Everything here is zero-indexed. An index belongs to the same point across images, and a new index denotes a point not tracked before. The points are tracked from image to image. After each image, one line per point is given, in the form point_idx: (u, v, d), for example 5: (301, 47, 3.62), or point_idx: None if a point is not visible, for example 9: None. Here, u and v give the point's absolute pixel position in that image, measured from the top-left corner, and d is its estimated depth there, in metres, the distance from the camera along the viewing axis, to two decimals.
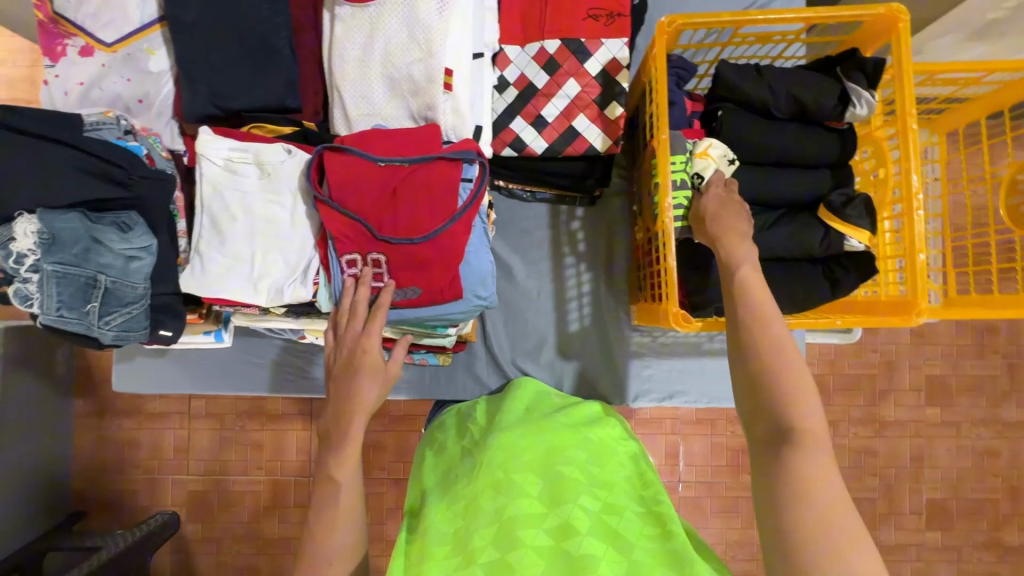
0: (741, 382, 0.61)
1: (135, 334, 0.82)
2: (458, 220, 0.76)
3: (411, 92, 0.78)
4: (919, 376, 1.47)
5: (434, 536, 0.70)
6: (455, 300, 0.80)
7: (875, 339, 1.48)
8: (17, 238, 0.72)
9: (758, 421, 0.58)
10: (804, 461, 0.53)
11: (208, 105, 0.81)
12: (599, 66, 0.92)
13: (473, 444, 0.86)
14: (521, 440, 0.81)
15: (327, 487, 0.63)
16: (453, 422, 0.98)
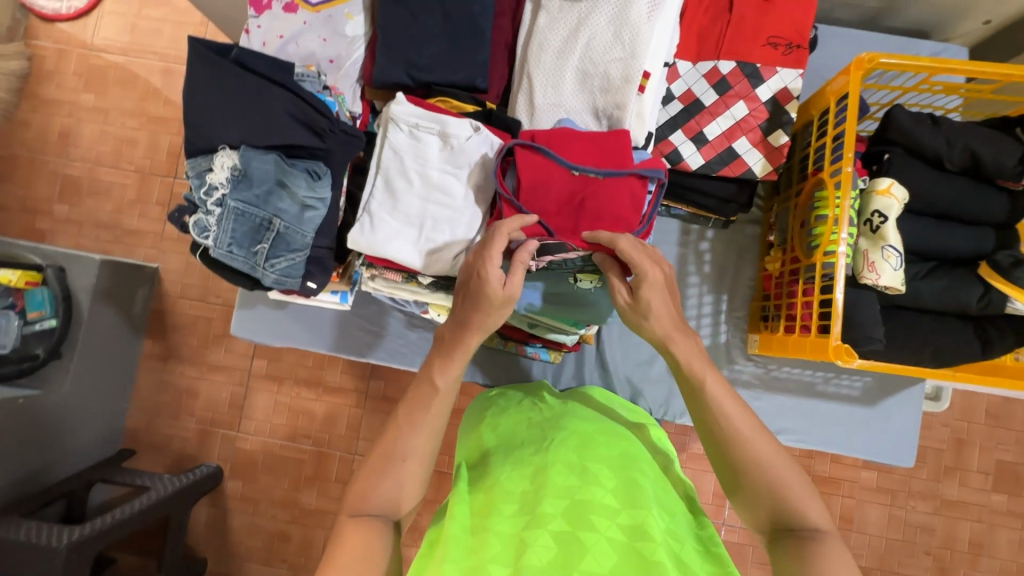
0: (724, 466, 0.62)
1: (291, 281, 0.84)
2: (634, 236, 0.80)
3: (602, 89, 0.80)
4: (989, 460, 1.43)
5: (500, 496, 0.68)
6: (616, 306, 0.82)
7: (946, 414, 1.45)
8: (214, 170, 0.77)
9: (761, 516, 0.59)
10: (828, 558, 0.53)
11: (402, 75, 0.84)
12: (770, 92, 0.93)
13: (545, 421, 0.84)
14: (592, 435, 0.78)
15: (425, 390, 0.67)
16: (522, 394, 0.96)
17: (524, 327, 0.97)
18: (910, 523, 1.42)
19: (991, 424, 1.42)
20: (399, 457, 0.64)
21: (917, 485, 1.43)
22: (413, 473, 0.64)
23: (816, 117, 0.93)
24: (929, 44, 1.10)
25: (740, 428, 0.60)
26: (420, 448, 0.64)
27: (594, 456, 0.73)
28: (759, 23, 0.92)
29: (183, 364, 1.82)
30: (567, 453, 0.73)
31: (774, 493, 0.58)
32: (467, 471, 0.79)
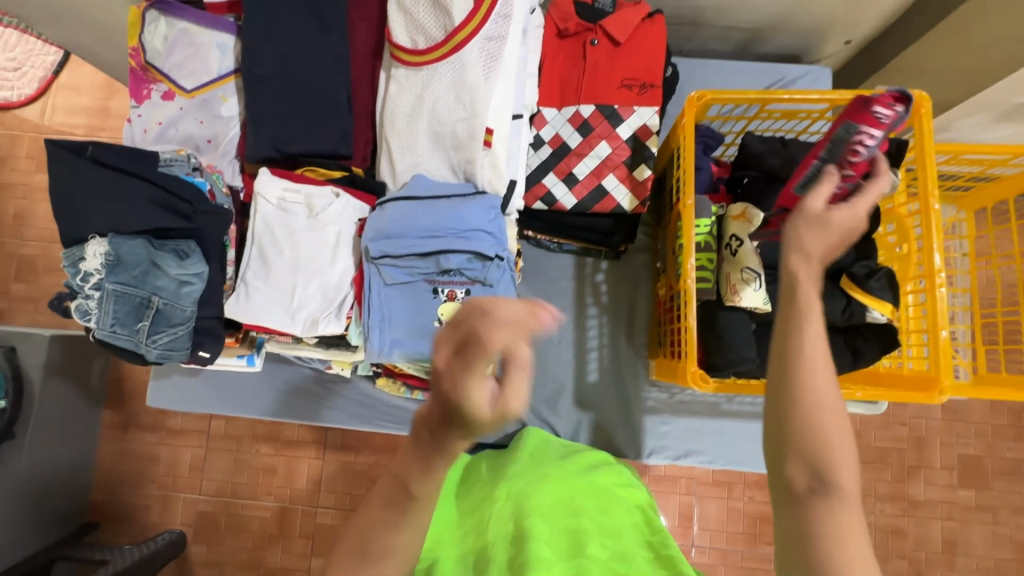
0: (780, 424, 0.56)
1: (177, 354, 0.87)
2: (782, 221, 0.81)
3: (453, 146, 0.85)
4: (951, 455, 1.37)
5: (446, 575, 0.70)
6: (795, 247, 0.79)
7: (902, 411, 1.39)
8: (87, 258, 0.80)
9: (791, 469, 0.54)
10: (843, 520, 0.51)
11: (270, 148, 0.89)
12: (629, 131, 0.98)
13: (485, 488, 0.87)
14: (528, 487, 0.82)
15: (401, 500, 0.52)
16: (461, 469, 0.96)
17: (418, 374, 1.00)
18: (880, 529, 1.36)
19: (946, 419, 1.37)
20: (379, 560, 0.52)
21: (881, 487, 1.37)
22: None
23: (674, 150, 0.97)
24: (794, 66, 1.17)
25: (814, 358, 0.55)
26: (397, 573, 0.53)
27: (532, 512, 0.77)
28: (612, 67, 0.98)
29: (142, 431, 1.84)
30: (510, 521, 0.77)
31: (818, 434, 0.53)
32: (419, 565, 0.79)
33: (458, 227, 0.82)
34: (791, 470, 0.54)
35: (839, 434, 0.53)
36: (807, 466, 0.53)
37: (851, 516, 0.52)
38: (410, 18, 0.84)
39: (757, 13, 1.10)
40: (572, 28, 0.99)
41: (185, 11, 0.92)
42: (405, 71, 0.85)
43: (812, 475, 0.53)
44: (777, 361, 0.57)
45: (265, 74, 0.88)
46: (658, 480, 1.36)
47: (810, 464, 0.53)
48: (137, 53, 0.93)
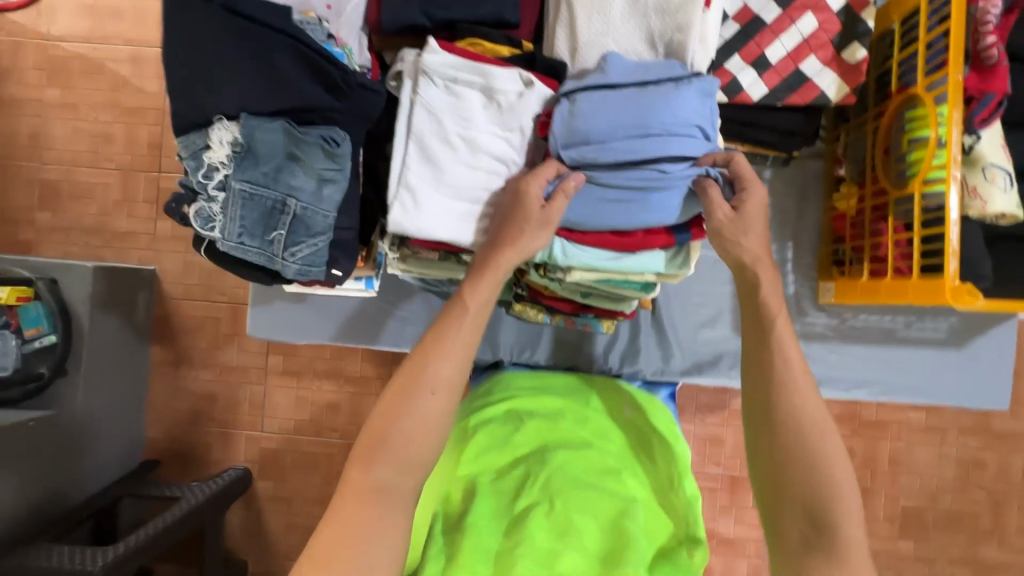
0: (792, 480, 0.58)
1: (315, 271, 0.72)
2: (984, 88, 0.72)
3: (658, 9, 0.67)
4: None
5: (470, 546, 0.57)
6: (991, 99, 0.72)
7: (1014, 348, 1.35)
8: (213, 147, 0.66)
9: (791, 528, 0.57)
10: None
11: (418, 14, 0.70)
12: (842, 0, 0.80)
13: (542, 429, 0.75)
14: (587, 459, 0.69)
15: (456, 311, 0.65)
16: (506, 395, 0.83)
17: (574, 298, 0.87)
18: (961, 461, 1.37)
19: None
20: (429, 390, 0.61)
21: (968, 421, 1.37)
22: (439, 411, 0.61)
23: (897, 23, 0.80)
24: None
25: (798, 397, 0.60)
26: (445, 378, 0.62)
27: (592, 480, 0.66)
28: None
29: (195, 368, 1.72)
30: (541, 499, 0.63)
31: (813, 476, 0.57)
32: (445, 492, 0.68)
33: (670, 121, 0.66)
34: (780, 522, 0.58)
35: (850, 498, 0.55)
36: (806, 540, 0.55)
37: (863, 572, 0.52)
38: None
39: None
40: None
41: None
42: None
43: (808, 516, 0.56)
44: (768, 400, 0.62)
45: None
46: None
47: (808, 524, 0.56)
48: None
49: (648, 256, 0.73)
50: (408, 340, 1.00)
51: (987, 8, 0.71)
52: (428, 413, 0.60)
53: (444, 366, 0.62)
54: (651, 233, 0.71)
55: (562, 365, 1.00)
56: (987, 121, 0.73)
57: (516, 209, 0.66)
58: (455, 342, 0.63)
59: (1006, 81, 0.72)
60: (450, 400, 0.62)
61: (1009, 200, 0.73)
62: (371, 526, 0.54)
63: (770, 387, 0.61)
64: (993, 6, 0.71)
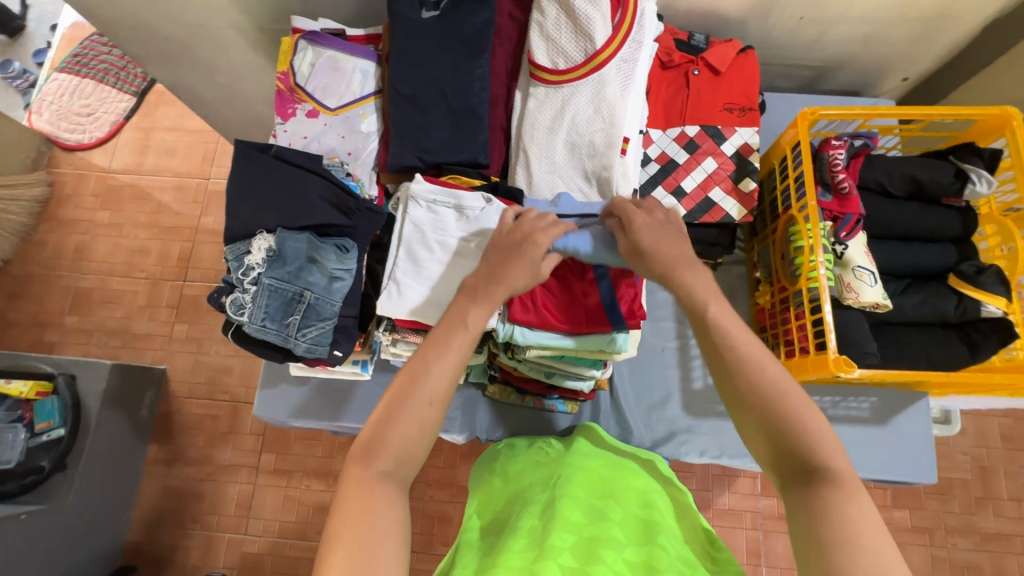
0: (762, 414, 0.62)
1: (321, 349, 0.89)
2: (843, 209, 0.96)
3: (589, 154, 0.92)
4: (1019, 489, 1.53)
5: (509, 535, 0.74)
6: (851, 217, 0.95)
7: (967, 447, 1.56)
8: (252, 252, 0.85)
9: (776, 457, 0.61)
10: (852, 506, 0.55)
11: (414, 158, 0.96)
12: (733, 148, 1.06)
13: (550, 465, 0.90)
14: (593, 479, 0.85)
15: (451, 327, 0.68)
16: (526, 443, 1.01)
17: (540, 377, 1.02)
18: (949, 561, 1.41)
19: None
20: (429, 401, 0.64)
21: None
22: (431, 420, 0.64)
23: (777, 164, 1.06)
24: (861, 100, 1.29)
25: (761, 371, 0.63)
26: (441, 390, 0.65)
27: (600, 497, 0.80)
28: (713, 94, 1.08)
29: (188, 465, 1.77)
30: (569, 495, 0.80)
31: (790, 435, 0.60)
32: (476, 520, 0.87)
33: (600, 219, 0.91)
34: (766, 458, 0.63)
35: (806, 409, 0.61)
36: (790, 460, 0.60)
37: (859, 502, 0.55)
38: (552, 42, 0.93)
39: (827, 52, 1.23)
40: (676, 59, 1.09)
41: (332, 40, 1.03)
42: (544, 88, 0.95)
43: (797, 465, 0.60)
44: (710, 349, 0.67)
45: (411, 93, 0.97)
46: (723, 514, 1.46)
47: (787, 448, 0.60)
48: (287, 77, 1.04)
49: (590, 337, 0.90)
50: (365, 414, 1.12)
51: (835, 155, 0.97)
52: (424, 418, 0.63)
53: (437, 378, 0.65)
54: (593, 323, 0.89)
55: None
56: (852, 233, 0.94)
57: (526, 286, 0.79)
58: (455, 350, 0.67)
59: (859, 204, 0.95)
60: (441, 411, 0.65)
61: (878, 293, 0.92)
62: (376, 519, 0.58)
63: (726, 356, 0.65)
64: (839, 152, 0.97)
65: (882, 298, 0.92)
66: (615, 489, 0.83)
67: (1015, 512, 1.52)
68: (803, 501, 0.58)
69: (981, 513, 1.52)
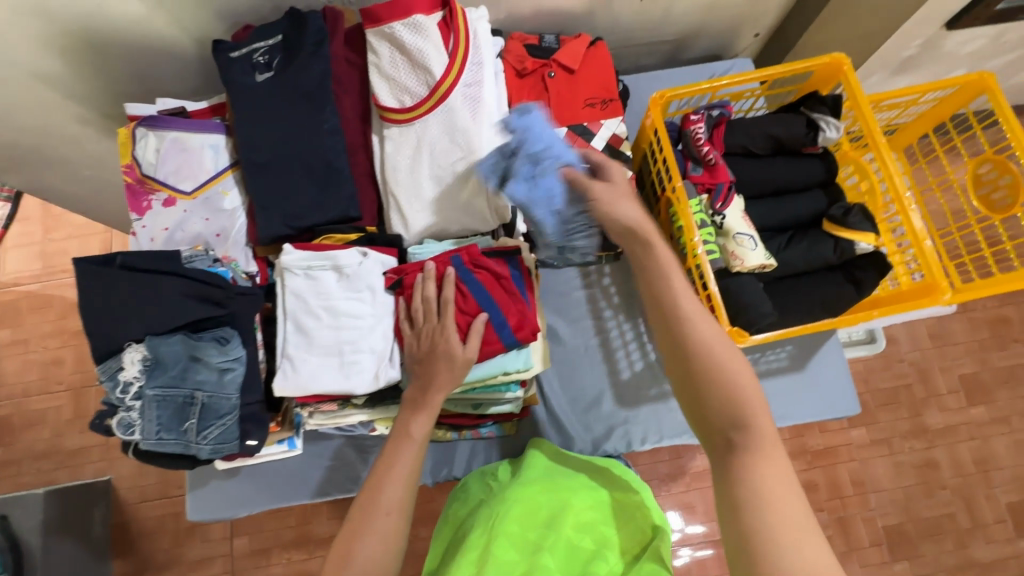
0: (701, 377, 0.62)
1: (228, 446, 0.85)
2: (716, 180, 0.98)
3: (456, 185, 0.91)
4: (954, 379, 1.63)
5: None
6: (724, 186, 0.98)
7: (901, 351, 1.65)
8: (125, 367, 0.81)
9: (710, 416, 0.62)
10: (763, 464, 0.58)
11: (283, 227, 0.93)
12: (603, 142, 1.07)
13: (492, 496, 0.92)
14: (530, 506, 0.87)
15: (402, 441, 0.78)
16: (477, 480, 1.01)
17: (467, 410, 1.01)
18: None
19: None
20: (384, 510, 0.71)
21: None
22: (393, 530, 0.71)
23: (647, 148, 1.08)
24: (720, 63, 1.32)
25: (720, 359, 0.63)
26: (396, 499, 0.73)
27: (536, 527, 0.85)
28: (572, 93, 1.09)
29: (160, 571, 1.65)
30: (506, 532, 0.83)
31: (722, 397, 0.61)
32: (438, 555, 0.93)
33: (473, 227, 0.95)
34: (706, 420, 0.62)
35: (744, 379, 0.62)
36: (721, 420, 0.61)
37: (772, 464, 0.58)
38: (393, 82, 0.91)
39: (679, 24, 1.26)
40: (529, 65, 1.10)
41: (174, 122, 0.97)
42: (397, 128, 0.93)
43: (728, 429, 0.61)
44: (659, 321, 0.67)
45: (264, 160, 0.93)
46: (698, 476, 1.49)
47: (724, 407, 0.61)
48: (133, 169, 0.98)
49: (494, 362, 0.90)
50: (304, 489, 1.10)
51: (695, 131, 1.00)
52: (388, 529, 0.71)
53: (392, 489, 0.73)
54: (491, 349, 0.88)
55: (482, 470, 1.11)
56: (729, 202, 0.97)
57: (434, 357, 0.83)
58: (401, 466, 0.76)
59: (727, 173, 0.98)
60: (400, 517, 0.73)
61: (761, 253, 0.95)
62: None
63: (672, 325, 0.65)
64: (700, 127, 0.99)
65: (767, 258, 0.95)
66: (559, 510, 0.86)
67: (956, 402, 1.62)
68: (723, 463, 0.60)
69: (928, 411, 1.61)
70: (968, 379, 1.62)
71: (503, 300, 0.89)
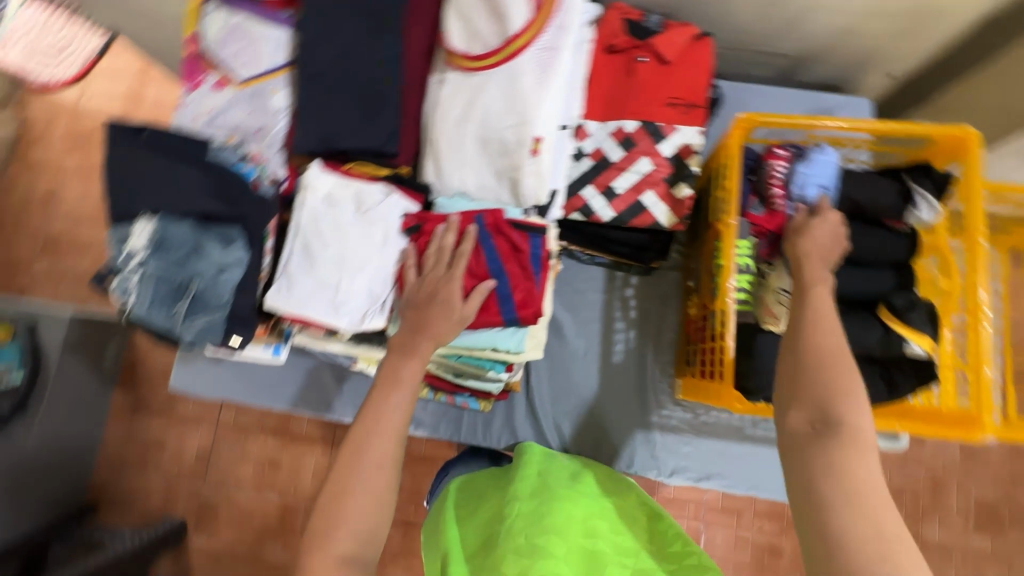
0: (807, 377, 0.62)
1: (210, 339, 0.87)
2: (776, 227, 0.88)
3: (499, 152, 0.85)
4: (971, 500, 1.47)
5: None
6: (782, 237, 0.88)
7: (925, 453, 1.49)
8: (134, 236, 0.82)
9: (799, 411, 0.61)
10: (849, 462, 0.56)
11: (318, 144, 0.90)
12: (672, 148, 0.98)
13: (492, 518, 0.80)
14: (535, 511, 0.78)
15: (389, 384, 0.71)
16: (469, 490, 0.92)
17: (445, 376, 0.99)
18: None
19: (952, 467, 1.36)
20: (377, 469, 0.64)
21: None
22: (382, 490, 0.64)
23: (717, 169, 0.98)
24: (834, 96, 1.17)
25: (836, 368, 0.61)
26: (386, 453, 0.65)
27: (546, 532, 0.74)
28: (658, 86, 0.98)
29: (151, 415, 1.74)
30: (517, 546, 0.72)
31: (826, 399, 0.60)
32: None
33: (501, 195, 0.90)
34: (793, 413, 0.61)
35: (849, 390, 0.60)
36: (815, 418, 0.60)
37: (860, 465, 0.56)
38: (468, 25, 0.85)
39: (802, 41, 1.11)
40: (621, 44, 1.00)
41: (246, 6, 0.96)
42: (458, 75, 0.87)
43: (818, 420, 0.59)
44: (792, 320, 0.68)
45: (318, 71, 0.90)
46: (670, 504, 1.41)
47: (814, 407, 0.60)
48: (195, 42, 0.97)
49: (486, 334, 0.86)
50: (276, 397, 1.14)
51: (775, 166, 0.89)
52: (377, 486, 0.64)
53: (381, 444, 0.66)
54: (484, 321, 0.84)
55: (447, 436, 1.11)
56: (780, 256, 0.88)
57: (430, 304, 0.78)
58: (395, 413, 0.69)
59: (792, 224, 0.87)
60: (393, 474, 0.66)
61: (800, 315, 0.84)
62: None
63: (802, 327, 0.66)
64: (780, 164, 0.88)
65: None
66: (567, 509, 0.80)
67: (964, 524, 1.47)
68: (798, 458, 0.59)
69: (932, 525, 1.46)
70: (986, 506, 1.46)
71: (514, 273, 0.84)
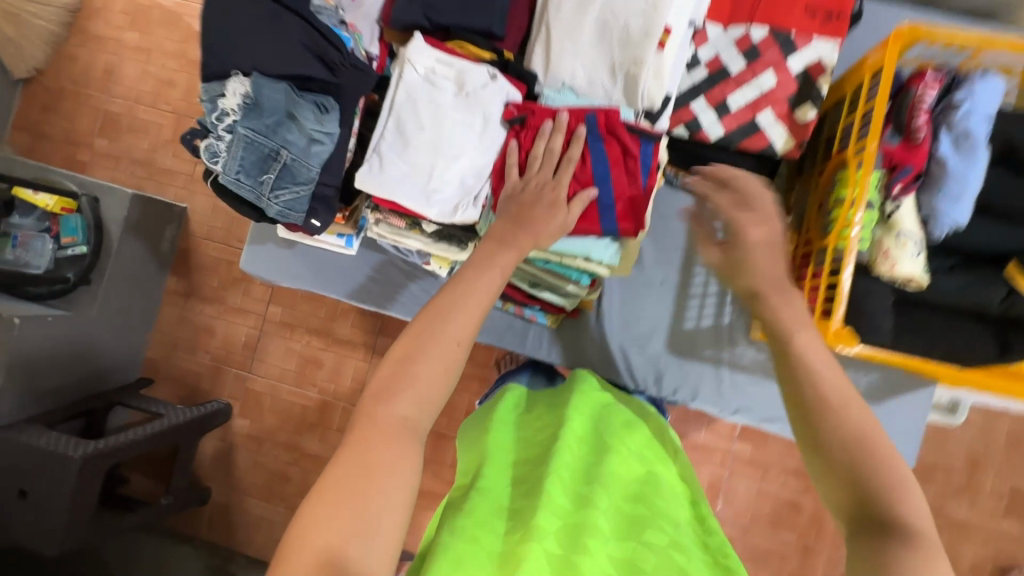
0: (844, 464, 0.54)
1: (295, 215, 0.84)
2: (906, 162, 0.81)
3: (620, 42, 0.79)
4: None
5: (485, 520, 0.59)
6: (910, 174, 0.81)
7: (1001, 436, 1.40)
8: (227, 96, 0.78)
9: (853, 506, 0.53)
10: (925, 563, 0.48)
11: (420, 16, 0.83)
12: (801, 64, 0.88)
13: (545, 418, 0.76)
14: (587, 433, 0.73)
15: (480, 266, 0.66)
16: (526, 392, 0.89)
17: (522, 285, 0.97)
18: None
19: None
20: (456, 342, 0.59)
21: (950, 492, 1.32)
22: (454, 364, 0.59)
23: (848, 94, 0.89)
24: (988, 27, 1.03)
25: (866, 444, 0.54)
26: (467, 331, 0.60)
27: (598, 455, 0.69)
28: None
29: (203, 302, 1.72)
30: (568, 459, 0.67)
31: (865, 483, 0.53)
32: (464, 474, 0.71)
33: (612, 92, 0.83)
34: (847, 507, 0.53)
35: (894, 476, 0.53)
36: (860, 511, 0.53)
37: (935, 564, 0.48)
38: None
39: None
40: None
41: None
42: None
43: (866, 516, 0.52)
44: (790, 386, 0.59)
45: None
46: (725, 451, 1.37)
47: (864, 500, 0.53)
48: None
49: (580, 242, 0.83)
50: (341, 288, 1.13)
51: (924, 93, 0.78)
52: (450, 361, 0.59)
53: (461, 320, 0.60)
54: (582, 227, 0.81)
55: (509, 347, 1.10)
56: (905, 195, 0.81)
57: (534, 203, 0.74)
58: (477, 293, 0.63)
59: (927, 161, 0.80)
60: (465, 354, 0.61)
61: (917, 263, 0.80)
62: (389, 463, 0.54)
63: (801, 390, 0.58)
64: (930, 90, 0.78)
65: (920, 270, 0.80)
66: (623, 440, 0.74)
67: None
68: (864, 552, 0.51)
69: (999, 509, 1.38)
70: None
71: (619, 181, 0.80)
